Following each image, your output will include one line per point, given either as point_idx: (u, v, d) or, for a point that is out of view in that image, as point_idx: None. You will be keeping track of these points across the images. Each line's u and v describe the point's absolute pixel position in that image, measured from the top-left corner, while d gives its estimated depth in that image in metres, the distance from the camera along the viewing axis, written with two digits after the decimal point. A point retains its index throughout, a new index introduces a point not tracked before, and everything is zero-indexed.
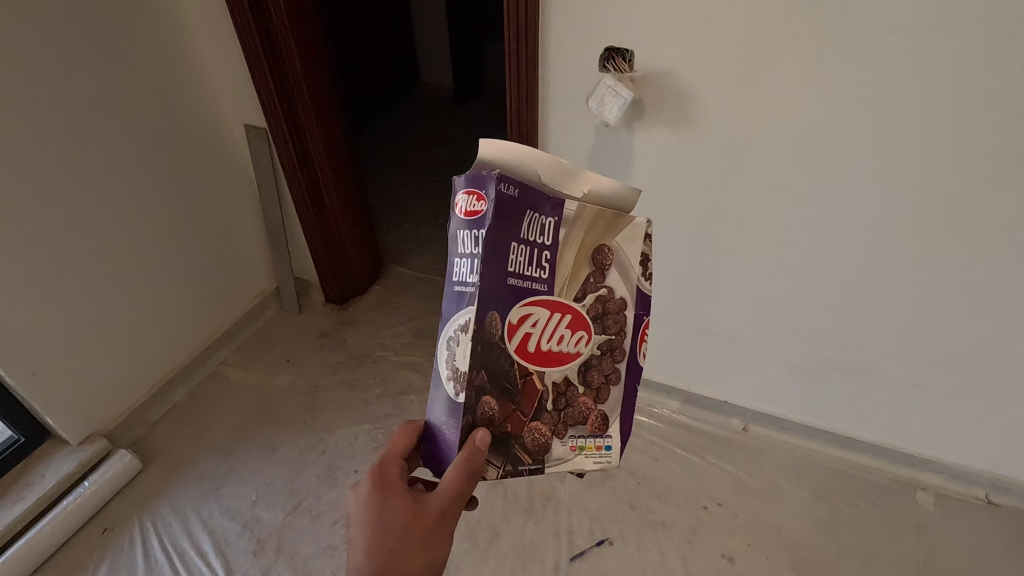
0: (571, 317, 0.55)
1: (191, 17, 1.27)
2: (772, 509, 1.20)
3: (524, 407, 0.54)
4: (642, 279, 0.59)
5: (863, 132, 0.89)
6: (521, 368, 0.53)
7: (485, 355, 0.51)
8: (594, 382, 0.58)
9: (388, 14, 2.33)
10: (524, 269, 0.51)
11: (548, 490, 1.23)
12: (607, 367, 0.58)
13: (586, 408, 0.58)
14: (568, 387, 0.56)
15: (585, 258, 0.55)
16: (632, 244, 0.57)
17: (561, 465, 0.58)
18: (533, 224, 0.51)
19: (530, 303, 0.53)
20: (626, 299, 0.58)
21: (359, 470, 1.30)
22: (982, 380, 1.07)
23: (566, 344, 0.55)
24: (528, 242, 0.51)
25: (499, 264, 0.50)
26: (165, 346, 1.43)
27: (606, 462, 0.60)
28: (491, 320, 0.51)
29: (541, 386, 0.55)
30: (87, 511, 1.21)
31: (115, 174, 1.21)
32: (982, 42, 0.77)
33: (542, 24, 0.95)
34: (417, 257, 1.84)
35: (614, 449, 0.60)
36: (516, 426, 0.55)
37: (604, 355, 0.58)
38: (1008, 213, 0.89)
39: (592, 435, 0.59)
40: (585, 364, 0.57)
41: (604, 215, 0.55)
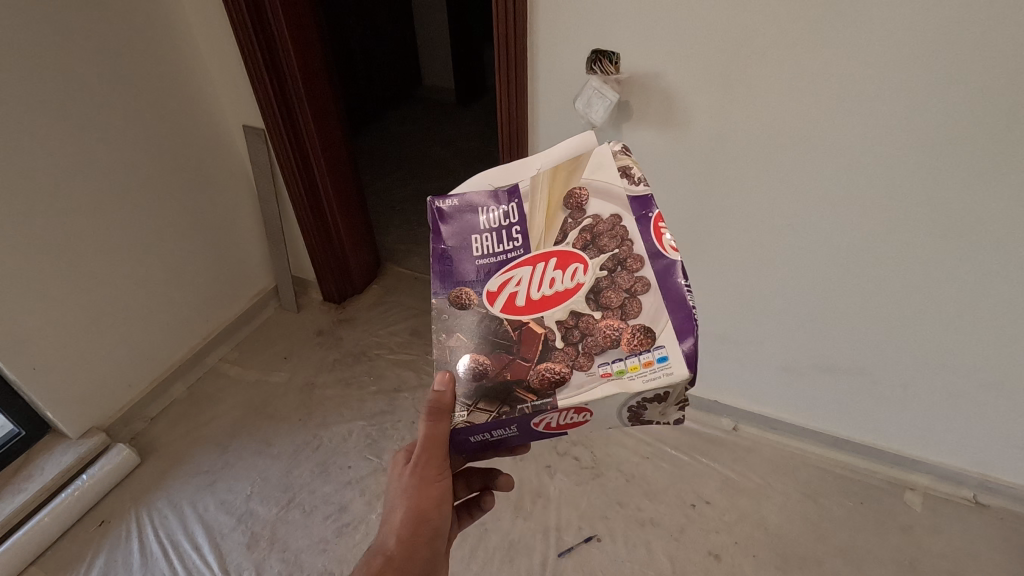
0: (556, 258, 0.55)
1: (191, 20, 1.30)
2: (760, 508, 1.20)
3: (525, 352, 0.53)
4: (629, 188, 0.56)
5: (846, 134, 0.90)
6: (511, 322, 0.54)
7: (461, 320, 0.55)
8: (613, 303, 0.54)
9: (391, 17, 2.37)
10: (493, 249, 0.56)
11: (538, 487, 1.25)
12: (626, 282, 0.54)
13: (611, 330, 0.53)
14: (576, 321, 0.54)
15: (556, 207, 0.56)
16: (602, 170, 0.57)
17: (599, 393, 0.51)
18: (490, 215, 0.57)
19: (508, 269, 0.56)
20: (618, 212, 0.56)
21: (352, 465, 1.32)
22: (970, 381, 1.08)
23: (561, 284, 0.55)
24: (489, 229, 0.57)
25: (464, 256, 0.56)
26: (165, 343, 1.45)
27: (670, 375, 0.50)
28: (462, 292, 0.56)
29: (541, 329, 0.54)
30: (86, 503, 1.24)
31: (115, 173, 1.24)
32: (961, 46, 0.78)
33: (530, 28, 0.97)
34: (415, 256, 1.86)
35: (672, 358, 0.51)
36: (513, 370, 0.53)
37: (617, 272, 0.54)
38: (990, 216, 0.90)
39: (634, 354, 0.52)
40: (593, 291, 0.54)
41: (559, 170, 0.56)
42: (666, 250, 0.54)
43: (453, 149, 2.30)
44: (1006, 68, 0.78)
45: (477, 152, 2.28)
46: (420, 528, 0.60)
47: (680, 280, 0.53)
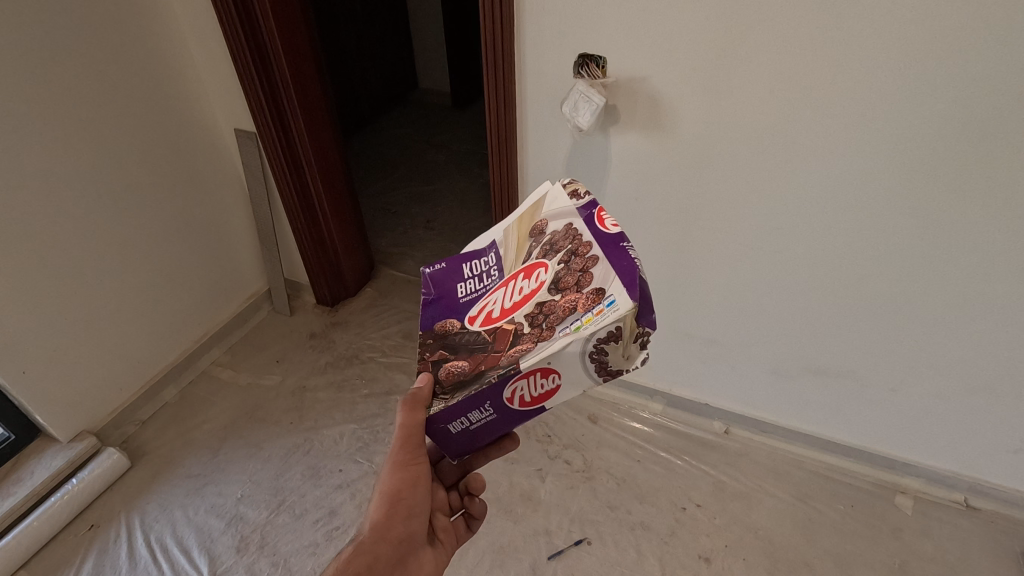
0: (521, 273, 0.54)
1: (183, 24, 1.30)
2: (750, 511, 1.20)
3: (497, 344, 0.51)
4: (577, 200, 0.55)
5: (833, 137, 0.90)
6: (485, 330, 0.53)
7: (443, 342, 0.55)
8: (571, 283, 0.51)
9: (386, 21, 2.38)
10: (474, 292, 0.56)
11: (529, 491, 1.24)
12: (579, 262, 0.51)
13: (570, 301, 0.50)
14: (541, 308, 0.52)
15: (523, 240, 0.56)
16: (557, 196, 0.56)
17: (556, 351, 0.47)
18: (472, 266, 0.57)
19: (485, 296, 0.55)
20: (568, 220, 0.54)
21: (343, 469, 1.32)
22: (959, 384, 1.08)
23: (527, 288, 0.53)
24: (471, 277, 0.57)
25: (447, 304, 0.56)
26: (156, 346, 1.45)
27: (618, 314, 0.46)
28: (446, 325, 0.55)
29: (511, 326, 0.52)
30: (76, 507, 1.24)
31: (106, 177, 1.24)
32: (945, 50, 0.78)
33: (517, 32, 0.98)
34: (408, 260, 1.86)
35: (619, 299, 0.47)
36: (489, 363, 0.51)
37: (571, 261, 0.52)
38: (976, 219, 0.90)
39: (588, 309, 0.48)
40: (554, 283, 0.52)
41: (524, 213, 0.58)
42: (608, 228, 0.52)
43: (447, 153, 2.30)
44: (992, 71, 0.78)
45: (471, 155, 2.28)
46: (394, 512, 0.63)
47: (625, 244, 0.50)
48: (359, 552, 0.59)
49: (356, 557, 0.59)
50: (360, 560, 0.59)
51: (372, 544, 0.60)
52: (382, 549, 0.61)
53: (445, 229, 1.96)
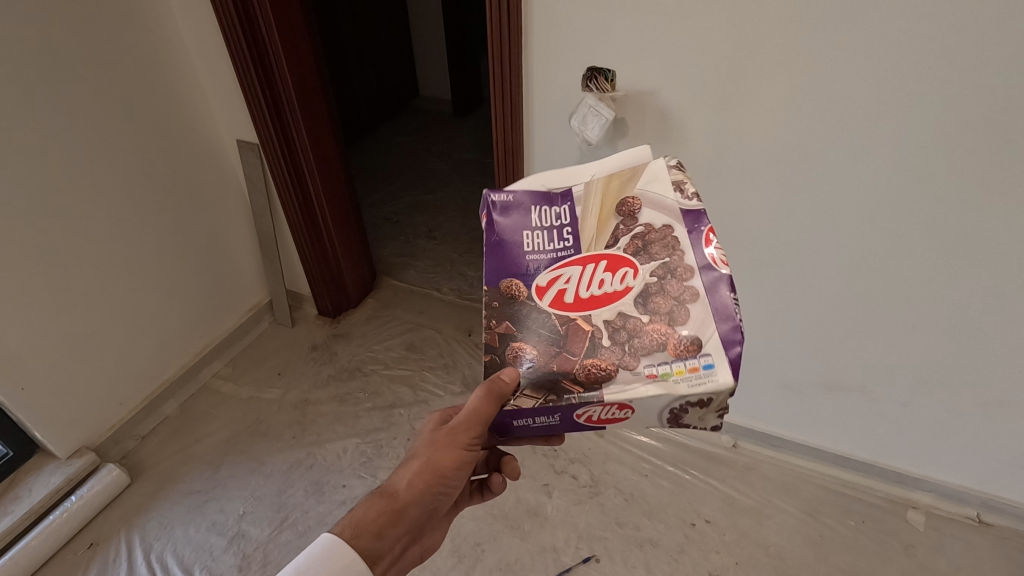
0: (606, 262, 0.57)
1: (184, 35, 1.29)
2: (760, 527, 1.19)
3: (571, 346, 0.53)
4: (682, 200, 0.58)
5: (843, 152, 0.90)
6: (561, 317, 0.55)
7: (509, 310, 0.56)
8: (662, 309, 0.53)
9: (387, 31, 2.38)
10: (543, 246, 0.58)
11: (536, 507, 1.23)
12: (675, 289, 0.54)
13: (658, 334, 0.52)
14: (625, 321, 0.53)
15: (608, 216, 0.59)
16: (657, 183, 0.59)
17: (635, 395, 0.50)
18: (544, 213, 0.60)
19: (557, 267, 0.57)
20: (670, 224, 0.57)
21: (347, 484, 1.30)
22: (971, 400, 1.06)
23: (608, 284, 0.56)
24: (542, 227, 0.59)
25: (515, 250, 0.58)
26: (156, 359, 1.44)
27: (713, 385, 0.49)
28: (510, 285, 0.57)
29: (588, 327, 0.54)
30: (75, 526, 1.22)
31: (107, 190, 1.23)
32: (959, 66, 0.77)
33: (524, 44, 0.97)
34: (411, 269, 1.85)
35: (716, 368, 0.50)
36: (565, 366, 0.52)
37: (667, 279, 0.54)
38: (990, 235, 0.89)
39: (679, 359, 0.51)
40: (642, 294, 0.54)
41: (611, 181, 0.60)
42: (716, 264, 0.54)
43: (449, 161, 2.30)
44: (1008, 88, 0.77)
45: (473, 164, 2.27)
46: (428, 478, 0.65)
47: (727, 294, 0.53)
48: (390, 505, 0.64)
49: (384, 511, 0.63)
50: (387, 514, 0.63)
51: (403, 506, 0.64)
52: (408, 514, 0.64)
53: (447, 239, 1.95)
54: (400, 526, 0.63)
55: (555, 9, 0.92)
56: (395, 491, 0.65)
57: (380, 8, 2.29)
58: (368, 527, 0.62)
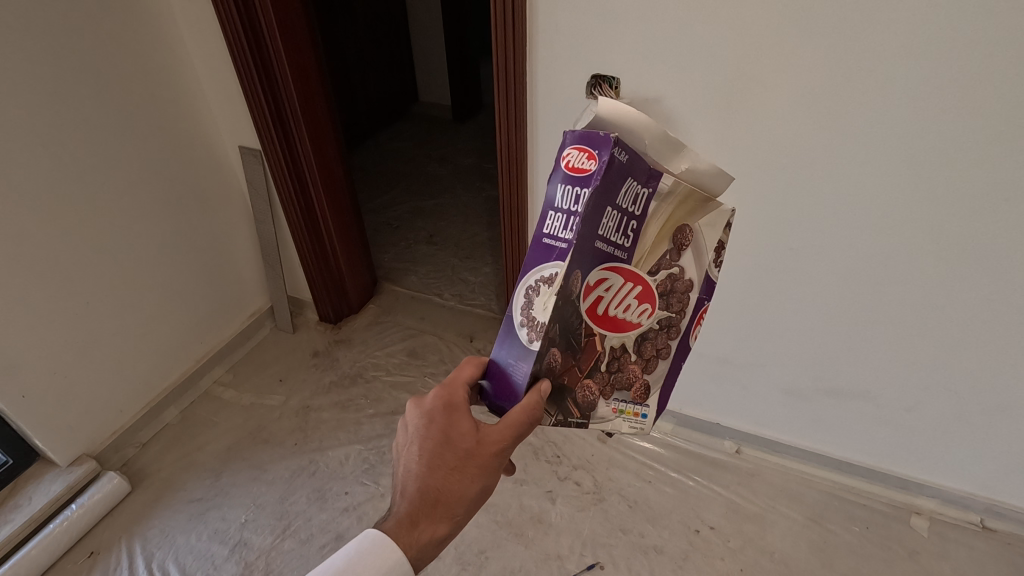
0: (640, 288, 0.55)
1: (187, 42, 1.30)
2: (765, 534, 1.19)
3: (583, 362, 0.55)
4: (713, 265, 0.57)
5: (844, 159, 0.90)
6: (586, 328, 0.54)
7: (562, 309, 0.51)
8: (646, 354, 0.58)
9: (388, 37, 2.39)
10: (613, 234, 0.51)
11: (539, 514, 1.22)
12: (661, 342, 0.58)
13: (633, 376, 0.58)
14: (623, 352, 0.56)
15: (665, 236, 0.55)
16: (712, 230, 0.56)
17: (597, 422, 0.59)
18: (629, 192, 0.51)
19: (609, 268, 0.53)
20: (694, 281, 0.57)
21: (349, 491, 1.29)
22: (974, 405, 1.07)
23: (630, 313, 0.55)
24: (621, 209, 0.51)
25: (595, 226, 0.50)
26: (157, 366, 1.43)
27: (640, 427, 0.61)
28: (573, 277, 0.50)
29: (599, 348, 0.55)
30: (75, 534, 1.21)
31: (109, 196, 1.23)
32: (960, 73, 0.78)
33: (528, 51, 0.98)
34: (412, 275, 1.84)
35: (649, 417, 0.60)
36: (571, 379, 0.56)
37: (662, 331, 0.57)
38: (992, 241, 0.89)
39: (633, 402, 0.59)
40: (643, 335, 0.57)
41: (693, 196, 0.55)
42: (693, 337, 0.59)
43: (449, 167, 2.30)
44: (1008, 95, 0.77)
45: (473, 170, 2.28)
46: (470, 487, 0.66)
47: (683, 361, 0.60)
48: (447, 526, 0.64)
49: (444, 532, 0.64)
50: (440, 530, 0.64)
51: (459, 522, 0.65)
52: (461, 525, 0.66)
53: (448, 245, 1.95)
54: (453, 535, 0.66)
55: (559, 16, 0.92)
56: (450, 514, 0.64)
57: (379, 14, 2.30)
58: (424, 545, 0.64)
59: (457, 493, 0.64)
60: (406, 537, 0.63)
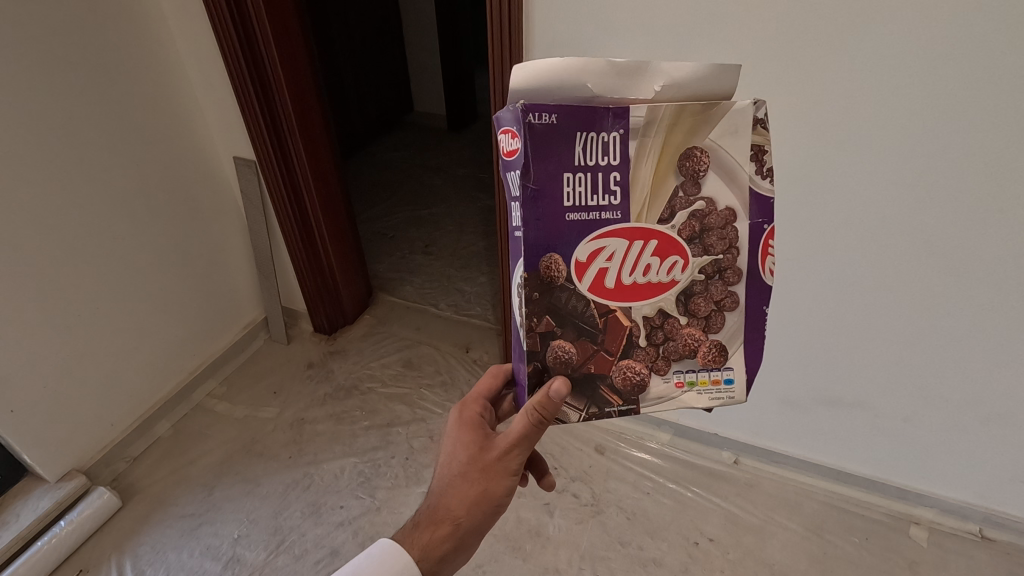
0: (656, 242, 0.52)
1: (182, 52, 1.30)
2: (765, 546, 1.18)
3: (609, 345, 0.54)
4: (755, 178, 0.52)
5: (840, 170, 0.91)
6: (597, 306, 0.53)
7: (548, 299, 0.52)
8: (700, 313, 0.54)
9: (384, 48, 2.40)
10: (587, 198, 0.50)
11: (537, 527, 1.21)
12: (718, 293, 0.54)
13: (692, 340, 0.55)
14: (664, 320, 0.54)
15: (668, 171, 0.51)
16: (734, 136, 0.51)
17: (664, 403, 0.57)
18: (590, 145, 0.49)
19: (598, 236, 0.51)
20: (734, 207, 0.52)
21: (344, 505, 1.28)
22: (971, 415, 1.07)
23: (654, 272, 0.53)
24: (585, 167, 0.49)
25: (552, 199, 0.49)
26: (149, 379, 1.41)
27: (730, 398, 0.57)
28: (550, 263, 0.51)
29: (627, 322, 0.54)
30: (64, 552, 1.19)
31: (101, 207, 1.21)
32: (951, 87, 0.79)
33: (524, 62, 0.98)
34: (407, 285, 1.84)
35: (735, 383, 0.57)
36: (601, 365, 0.55)
37: (714, 279, 0.54)
38: (987, 252, 0.90)
39: (706, 369, 0.56)
40: (684, 293, 0.54)
41: (686, 112, 0.50)
42: (765, 274, 0.54)
43: (444, 177, 2.30)
44: (999, 107, 0.78)
45: (468, 179, 2.28)
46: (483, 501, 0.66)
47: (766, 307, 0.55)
48: (451, 534, 0.65)
49: (447, 539, 0.65)
50: (451, 539, 0.65)
51: (465, 532, 0.66)
52: (472, 536, 0.66)
53: (443, 254, 1.95)
54: (462, 548, 0.66)
55: (554, 28, 0.93)
56: (452, 521, 0.65)
57: (375, 23, 2.31)
58: (433, 552, 0.65)
59: (457, 498, 0.65)
60: (411, 534, 0.66)
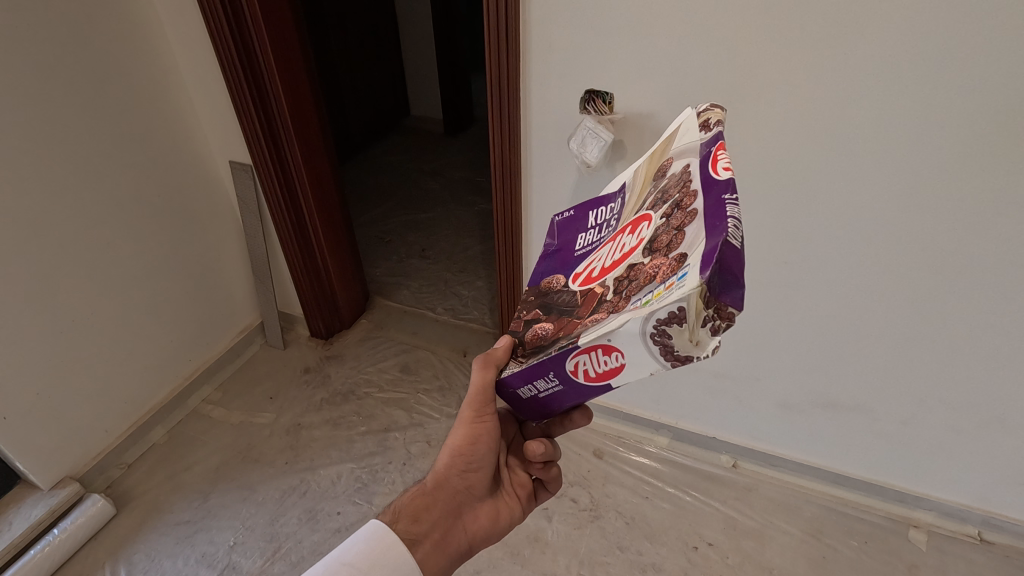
0: (631, 226, 0.48)
1: (177, 55, 1.29)
2: (764, 550, 1.17)
3: (581, 311, 0.46)
4: (703, 133, 0.46)
5: (837, 176, 0.91)
6: (582, 292, 0.49)
7: (544, 299, 0.53)
8: (662, 245, 0.41)
9: (380, 51, 2.40)
10: (591, 240, 0.53)
11: (536, 532, 1.20)
12: (679, 219, 0.41)
13: (654, 269, 0.40)
14: (631, 271, 0.43)
15: (645, 187, 0.50)
16: (688, 132, 0.48)
17: (606, 329, 0.39)
18: (600, 213, 0.55)
19: (593, 253, 0.52)
20: (686, 161, 0.45)
21: (341, 511, 1.27)
22: (968, 418, 1.07)
23: (628, 246, 0.46)
24: (594, 226, 0.55)
25: (565, 251, 0.55)
26: (144, 384, 1.40)
27: (681, 289, 0.34)
28: (551, 280, 0.54)
29: (601, 290, 0.46)
30: (58, 560, 1.17)
31: (95, 213, 1.21)
32: (945, 95, 0.80)
33: (521, 67, 0.98)
34: (404, 289, 1.83)
35: (690, 273, 0.34)
36: (568, 325, 0.46)
37: (672, 214, 0.42)
38: (985, 256, 0.90)
39: (663, 282, 0.37)
40: (650, 243, 0.43)
41: (656, 152, 0.52)
42: (719, 173, 0.40)
43: (441, 181, 2.30)
44: (994, 113, 0.79)
45: (465, 184, 2.28)
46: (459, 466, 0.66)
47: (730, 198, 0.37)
48: (423, 491, 0.66)
49: (418, 497, 0.65)
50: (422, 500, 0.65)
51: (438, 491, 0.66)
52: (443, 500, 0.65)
53: (440, 258, 1.94)
54: (433, 513, 0.64)
55: (553, 31, 0.93)
56: (426, 479, 0.67)
57: (371, 28, 2.31)
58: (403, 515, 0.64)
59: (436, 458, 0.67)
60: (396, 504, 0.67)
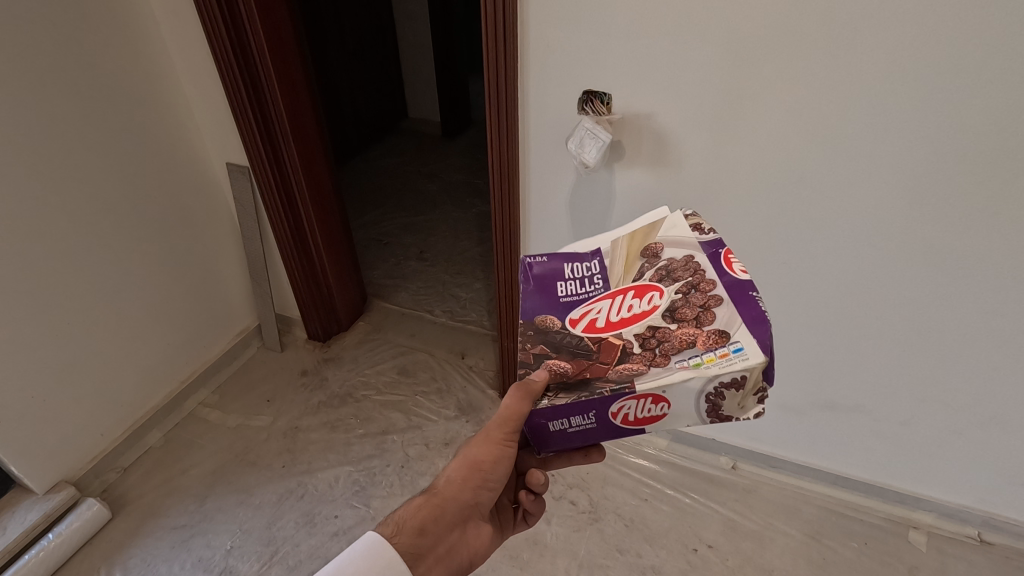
0: (633, 289, 0.56)
1: (173, 57, 1.28)
2: (764, 552, 1.17)
3: (604, 356, 0.52)
4: (699, 236, 0.59)
5: (837, 175, 0.91)
6: (592, 338, 0.54)
7: (545, 337, 0.55)
8: (689, 315, 0.52)
9: (378, 53, 2.39)
10: (578, 291, 0.57)
11: (536, 534, 1.20)
12: (700, 299, 0.53)
13: (688, 335, 0.51)
14: (654, 332, 0.52)
15: (633, 260, 0.59)
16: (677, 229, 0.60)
17: (664, 381, 0.48)
18: (576, 268, 0.60)
19: (588, 301, 0.57)
20: (688, 254, 0.57)
21: (340, 515, 1.26)
22: (967, 419, 1.07)
23: (638, 308, 0.55)
24: (575, 278, 0.59)
25: (548, 296, 0.58)
26: (139, 388, 1.39)
27: (744, 363, 0.47)
28: (545, 320, 0.56)
29: (620, 341, 0.52)
30: (53, 565, 1.16)
31: (91, 216, 1.20)
32: (944, 94, 0.79)
33: (519, 69, 0.97)
34: (402, 292, 1.83)
35: (746, 350, 0.48)
36: (594, 369, 0.51)
37: (691, 292, 0.54)
38: (984, 256, 0.90)
39: (709, 350, 0.49)
40: (669, 310, 0.54)
41: (636, 233, 0.61)
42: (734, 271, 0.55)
43: (439, 183, 2.30)
44: (993, 113, 0.79)
45: (463, 186, 2.28)
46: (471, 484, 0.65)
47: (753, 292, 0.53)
48: (429, 502, 0.64)
49: (425, 508, 0.63)
50: (429, 513, 0.63)
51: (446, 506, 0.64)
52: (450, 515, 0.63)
53: (438, 260, 1.94)
54: (439, 528, 0.63)
55: (551, 32, 0.92)
56: (434, 490, 0.65)
57: (368, 30, 2.30)
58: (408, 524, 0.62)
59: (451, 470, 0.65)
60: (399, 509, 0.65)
